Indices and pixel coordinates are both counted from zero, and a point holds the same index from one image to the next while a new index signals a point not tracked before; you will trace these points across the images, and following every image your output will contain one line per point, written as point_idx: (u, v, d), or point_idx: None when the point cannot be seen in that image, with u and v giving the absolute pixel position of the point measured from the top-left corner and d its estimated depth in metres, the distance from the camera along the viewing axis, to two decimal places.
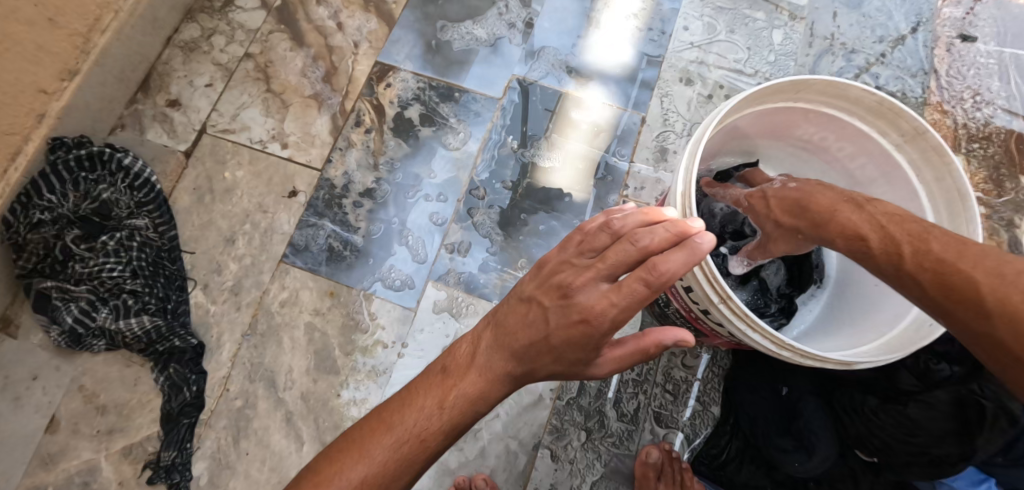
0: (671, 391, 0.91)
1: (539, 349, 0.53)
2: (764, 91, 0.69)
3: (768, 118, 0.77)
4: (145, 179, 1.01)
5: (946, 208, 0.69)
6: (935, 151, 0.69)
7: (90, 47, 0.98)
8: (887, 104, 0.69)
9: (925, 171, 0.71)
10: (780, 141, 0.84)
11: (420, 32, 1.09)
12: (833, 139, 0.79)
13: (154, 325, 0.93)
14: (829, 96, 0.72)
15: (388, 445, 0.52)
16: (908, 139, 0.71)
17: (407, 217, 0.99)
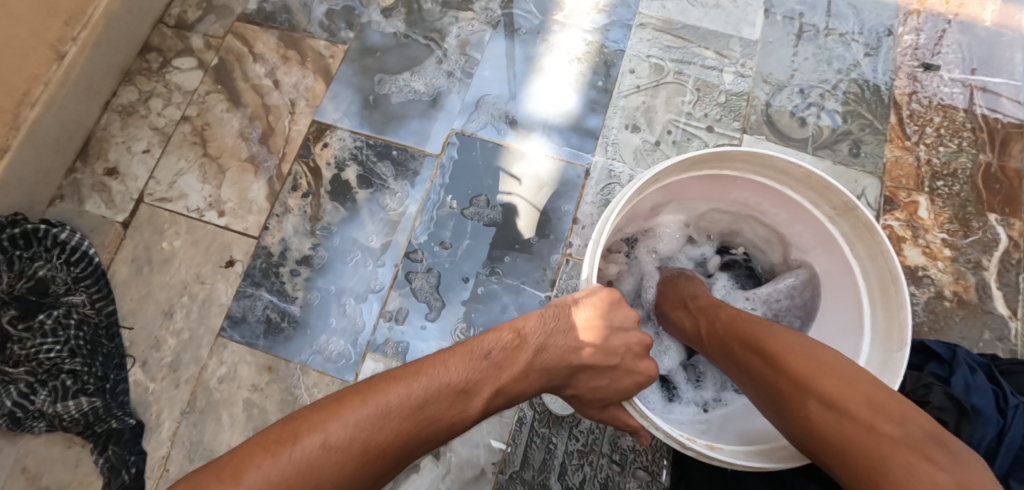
0: (618, 461, 0.87)
1: (438, 417, 0.55)
2: (691, 163, 0.71)
3: (703, 185, 0.79)
4: (82, 253, 0.99)
5: (879, 285, 0.70)
6: (865, 228, 0.70)
7: (19, 122, 0.96)
8: (816, 178, 0.71)
9: (859, 248, 0.72)
10: (717, 204, 0.85)
11: (357, 87, 1.07)
12: (768, 206, 0.80)
13: (92, 407, 0.91)
14: (758, 166, 0.74)
15: (301, 461, 0.47)
16: (838, 211, 0.73)
17: (344, 284, 0.97)
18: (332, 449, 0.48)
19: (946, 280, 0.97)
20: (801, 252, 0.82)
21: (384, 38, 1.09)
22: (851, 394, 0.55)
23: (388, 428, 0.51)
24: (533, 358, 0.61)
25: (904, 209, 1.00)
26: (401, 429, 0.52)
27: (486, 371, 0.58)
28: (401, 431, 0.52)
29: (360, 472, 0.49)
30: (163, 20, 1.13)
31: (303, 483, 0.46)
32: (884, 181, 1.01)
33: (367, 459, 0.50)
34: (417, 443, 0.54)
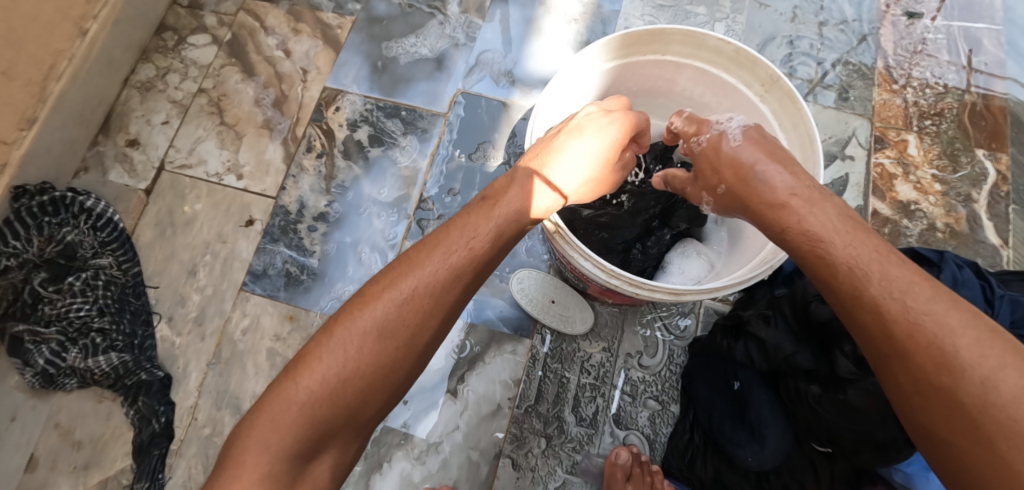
0: (630, 392, 0.91)
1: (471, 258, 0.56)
2: (616, 43, 0.70)
3: (638, 76, 0.76)
4: (108, 219, 1.04)
5: (801, 153, 0.67)
6: (789, 97, 0.67)
7: (46, 94, 1.00)
8: (743, 52, 0.68)
9: (784, 122, 0.69)
10: (671, 101, 0.82)
11: (365, 54, 1.12)
12: (713, 95, 0.76)
13: (121, 361, 0.96)
14: (692, 47, 0.72)
15: (347, 337, 0.51)
16: (768, 88, 0.69)
17: (360, 236, 1.01)
18: (366, 307, 0.53)
19: (938, 213, 1.00)
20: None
21: (389, 8, 1.14)
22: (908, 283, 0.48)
23: (408, 273, 0.54)
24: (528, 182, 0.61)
25: (894, 148, 1.04)
26: (421, 269, 0.54)
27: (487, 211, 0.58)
28: (424, 270, 0.54)
29: (394, 310, 0.53)
30: (177, 1, 1.19)
31: (351, 342, 0.51)
32: (873, 122, 1.05)
33: (399, 301, 0.53)
34: (451, 279, 0.54)
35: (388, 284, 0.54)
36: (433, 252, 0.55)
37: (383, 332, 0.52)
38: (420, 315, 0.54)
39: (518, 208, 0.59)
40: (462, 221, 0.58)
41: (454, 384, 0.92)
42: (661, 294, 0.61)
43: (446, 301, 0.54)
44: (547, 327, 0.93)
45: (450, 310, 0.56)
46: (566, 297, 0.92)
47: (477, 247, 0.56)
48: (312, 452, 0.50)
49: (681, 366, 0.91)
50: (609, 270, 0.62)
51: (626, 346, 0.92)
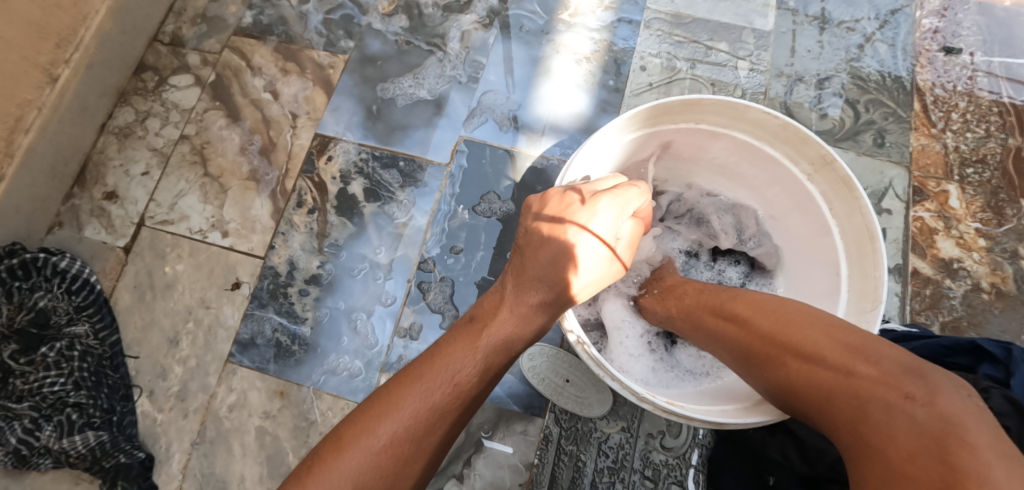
0: (651, 477, 0.83)
1: (461, 391, 0.48)
2: (645, 114, 0.62)
3: (665, 144, 0.69)
4: (83, 281, 0.96)
5: (856, 245, 0.61)
6: (844, 182, 0.60)
7: (14, 148, 0.93)
8: (792, 129, 0.61)
9: (836, 207, 0.63)
10: (695, 167, 0.73)
11: (359, 98, 1.03)
12: (747, 166, 0.69)
13: (98, 441, 0.88)
14: (731, 119, 0.64)
15: None
16: (818, 167, 0.63)
17: (356, 303, 0.93)
18: (340, 458, 0.45)
19: (982, 272, 0.92)
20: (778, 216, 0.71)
21: (385, 46, 1.05)
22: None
23: (388, 415, 0.46)
24: (520, 300, 0.53)
25: (934, 200, 0.96)
26: (399, 411, 0.46)
27: (475, 337, 0.51)
28: (403, 412, 0.46)
29: (374, 458, 0.45)
30: (157, 38, 1.10)
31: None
32: (911, 170, 0.97)
33: (376, 450, 0.45)
34: (435, 420, 0.47)
35: (367, 426, 0.46)
36: (414, 391, 0.47)
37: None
38: (399, 464, 0.46)
39: (508, 333, 0.52)
40: (450, 347, 0.50)
41: (460, 468, 0.85)
42: (701, 422, 0.53)
43: (428, 445, 0.47)
44: (559, 407, 0.85)
45: (434, 454, 0.48)
46: (581, 377, 0.84)
47: (463, 382, 0.48)
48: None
49: (707, 448, 0.84)
50: (641, 392, 0.53)
51: (646, 426, 0.85)
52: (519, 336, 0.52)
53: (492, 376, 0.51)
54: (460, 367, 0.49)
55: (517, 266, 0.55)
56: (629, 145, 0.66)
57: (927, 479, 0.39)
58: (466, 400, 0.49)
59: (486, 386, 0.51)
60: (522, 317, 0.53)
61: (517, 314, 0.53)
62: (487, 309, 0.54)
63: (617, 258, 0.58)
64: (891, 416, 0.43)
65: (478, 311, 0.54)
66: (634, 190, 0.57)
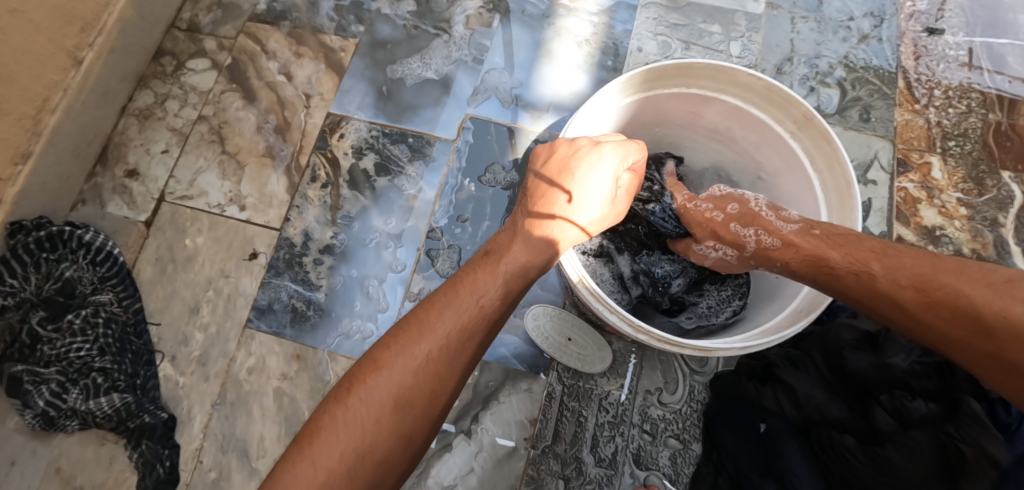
0: (649, 431, 0.88)
1: (487, 313, 0.53)
2: (640, 77, 0.67)
3: (659, 109, 0.73)
4: (107, 253, 1.00)
5: (837, 196, 0.66)
6: (824, 138, 0.66)
7: (41, 127, 0.97)
8: (775, 89, 0.66)
9: (818, 162, 0.67)
10: (690, 132, 0.78)
11: (370, 79, 1.08)
12: (737, 128, 0.74)
13: (123, 402, 0.92)
14: (720, 82, 0.69)
15: (364, 406, 0.48)
16: (801, 125, 0.68)
17: (368, 271, 0.98)
18: (379, 374, 0.49)
19: (963, 238, 0.97)
20: (766, 176, 0.76)
21: (394, 30, 1.11)
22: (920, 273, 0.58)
23: (421, 335, 0.51)
24: (531, 234, 0.58)
25: (918, 171, 1.00)
26: (433, 331, 0.51)
27: (493, 267, 0.56)
28: (435, 333, 0.51)
29: (412, 373, 0.50)
30: (175, 24, 1.15)
31: (364, 416, 0.48)
32: (896, 144, 1.02)
33: (414, 367, 0.50)
34: (464, 339, 0.52)
35: (403, 346, 0.51)
36: (444, 314, 0.52)
37: (398, 401, 0.49)
38: (434, 380, 0.50)
39: (524, 262, 0.57)
40: (470, 276, 0.55)
41: (468, 424, 0.89)
42: (692, 351, 0.58)
43: (461, 363, 0.52)
44: (563, 366, 0.90)
45: (466, 372, 0.53)
46: (584, 336, 0.90)
47: (487, 304, 0.53)
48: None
49: (702, 404, 0.88)
50: (636, 324, 0.58)
51: (645, 383, 0.89)
52: (534, 265, 0.57)
53: (513, 299, 0.56)
54: (483, 292, 0.54)
55: (529, 207, 0.60)
56: (626, 110, 0.71)
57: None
58: (491, 321, 0.54)
59: (507, 310, 0.56)
60: (534, 248, 0.57)
61: (531, 246, 0.58)
62: (500, 243, 0.58)
63: (615, 205, 0.62)
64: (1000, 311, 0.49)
65: (493, 246, 0.58)
66: (634, 145, 0.62)
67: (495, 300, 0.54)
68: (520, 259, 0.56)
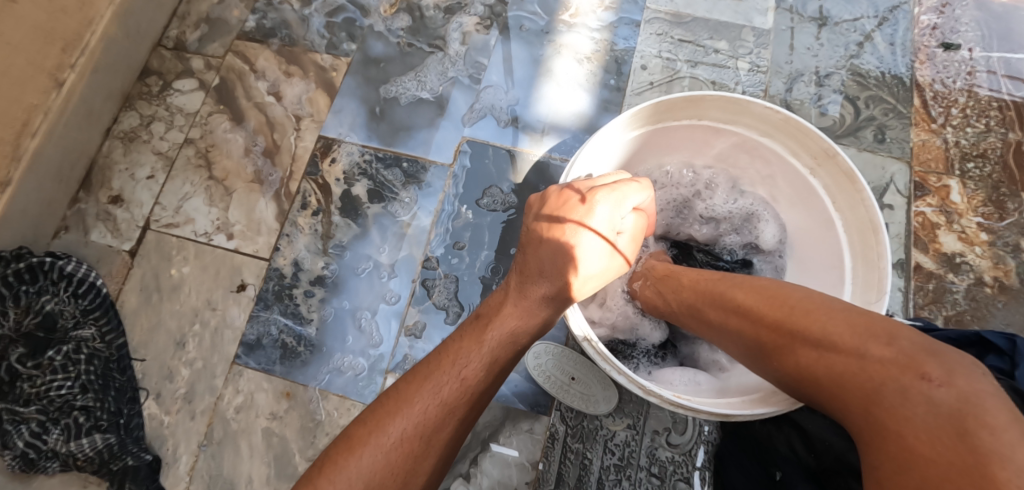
0: (658, 475, 0.83)
1: (469, 386, 0.49)
2: (648, 111, 0.62)
3: (667, 141, 0.69)
4: (90, 285, 0.96)
5: (858, 237, 0.61)
6: (845, 175, 0.61)
7: (21, 152, 0.94)
8: (793, 122, 0.62)
9: (838, 199, 0.63)
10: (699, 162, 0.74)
11: (362, 100, 1.04)
12: (749, 160, 0.70)
13: (106, 443, 0.88)
14: (732, 114, 0.65)
15: None
16: (819, 160, 0.63)
17: (361, 303, 0.93)
18: (352, 455, 0.45)
19: (985, 265, 0.93)
20: (779, 210, 0.72)
21: (387, 48, 1.06)
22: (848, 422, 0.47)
23: (397, 413, 0.47)
24: (520, 296, 0.54)
25: (936, 194, 0.96)
26: (411, 407, 0.47)
27: (479, 333, 0.52)
28: (414, 410, 0.47)
29: (387, 457, 0.45)
30: (160, 43, 1.11)
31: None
32: (912, 166, 0.97)
33: (388, 449, 0.45)
34: (444, 416, 0.47)
35: (380, 425, 0.46)
36: (425, 387, 0.48)
37: (369, 489, 0.44)
38: (410, 464, 0.46)
39: (514, 327, 0.52)
40: (454, 344, 0.51)
41: (466, 467, 0.85)
42: (706, 416, 0.55)
43: (440, 444, 0.47)
44: (565, 405, 0.85)
45: (446, 452, 0.48)
46: (587, 374, 0.85)
47: (470, 377, 0.49)
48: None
49: (713, 444, 0.84)
50: (647, 386, 0.54)
51: (652, 423, 0.85)
52: (522, 331, 0.53)
53: (501, 372, 0.51)
54: (466, 362, 0.49)
55: (522, 264, 0.56)
56: (633, 143, 0.66)
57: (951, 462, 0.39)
58: (476, 395, 0.49)
59: (493, 382, 0.51)
60: (522, 310, 0.53)
61: (521, 308, 0.53)
62: (489, 308, 0.55)
63: (620, 252, 0.59)
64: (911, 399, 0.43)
65: (483, 311, 0.55)
66: (636, 185, 0.58)
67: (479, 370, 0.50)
68: (504, 326, 0.52)
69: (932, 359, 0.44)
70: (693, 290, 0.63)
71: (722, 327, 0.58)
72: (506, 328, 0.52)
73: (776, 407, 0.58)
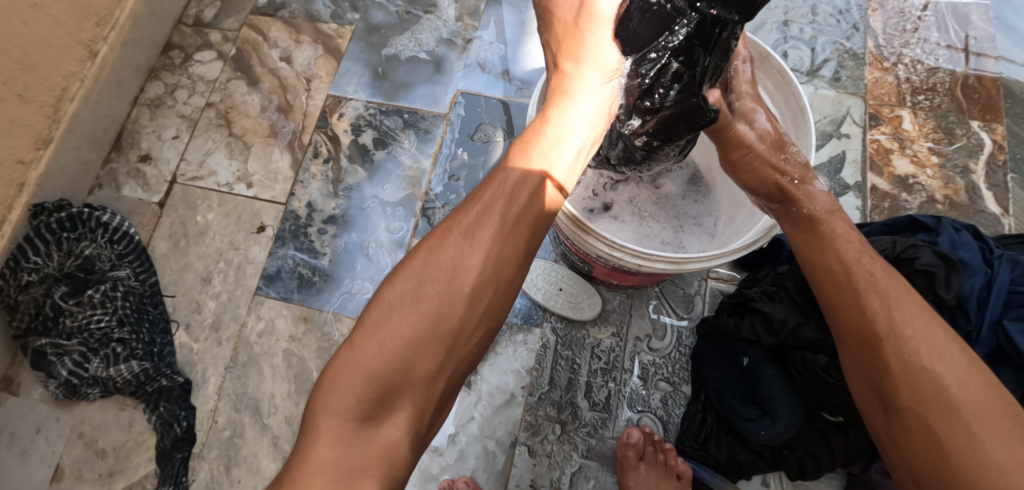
0: (641, 376, 0.93)
1: (509, 196, 0.59)
2: None
3: None
4: (123, 232, 1.06)
5: (792, 123, 0.77)
6: (779, 74, 0.77)
7: (60, 115, 1.02)
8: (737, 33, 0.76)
9: (775, 97, 0.78)
10: None
11: (367, 61, 1.15)
12: None
13: (141, 369, 0.98)
14: None
15: (400, 291, 0.55)
16: (759, 67, 0.79)
17: (370, 236, 1.05)
18: (414, 261, 0.57)
19: (936, 185, 1.02)
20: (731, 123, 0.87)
21: (387, 16, 1.17)
22: (911, 367, 0.53)
23: (447, 229, 0.58)
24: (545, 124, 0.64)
25: (889, 124, 1.06)
26: (459, 222, 0.58)
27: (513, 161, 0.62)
28: (459, 222, 0.58)
29: (438, 264, 0.56)
30: (181, 20, 1.22)
31: (396, 298, 0.55)
32: (867, 100, 1.07)
33: (437, 252, 0.57)
34: (489, 221, 0.57)
35: (434, 240, 0.58)
36: (475, 204, 0.59)
37: (428, 283, 0.55)
38: (460, 261, 0.56)
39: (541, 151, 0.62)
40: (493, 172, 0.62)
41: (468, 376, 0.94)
42: (660, 263, 0.69)
43: (487, 243, 0.57)
44: (555, 316, 0.95)
45: (496, 249, 0.57)
46: (572, 285, 0.95)
47: (511, 190, 0.59)
48: (374, 414, 0.52)
49: (690, 346, 0.93)
50: (610, 242, 0.70)
51: (634, 330, 0.94)
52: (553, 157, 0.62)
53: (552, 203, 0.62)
54: (502, 184, 0.60)
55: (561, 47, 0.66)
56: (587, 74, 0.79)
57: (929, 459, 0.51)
58: (516, 201, 0.59)
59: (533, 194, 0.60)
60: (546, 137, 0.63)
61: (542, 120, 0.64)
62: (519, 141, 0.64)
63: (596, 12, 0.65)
64: (932, 405, 0.51)
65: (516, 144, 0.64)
66: None
67: (516, 185, 0.59)
68: (527, 170, 0.60)
69: (999, 436, 0.49)
70: (850, 244, 0.61)
71: (835, 268, 0.60)
72: (530, 167, 0.61)
73: (724, 258, 0.68)
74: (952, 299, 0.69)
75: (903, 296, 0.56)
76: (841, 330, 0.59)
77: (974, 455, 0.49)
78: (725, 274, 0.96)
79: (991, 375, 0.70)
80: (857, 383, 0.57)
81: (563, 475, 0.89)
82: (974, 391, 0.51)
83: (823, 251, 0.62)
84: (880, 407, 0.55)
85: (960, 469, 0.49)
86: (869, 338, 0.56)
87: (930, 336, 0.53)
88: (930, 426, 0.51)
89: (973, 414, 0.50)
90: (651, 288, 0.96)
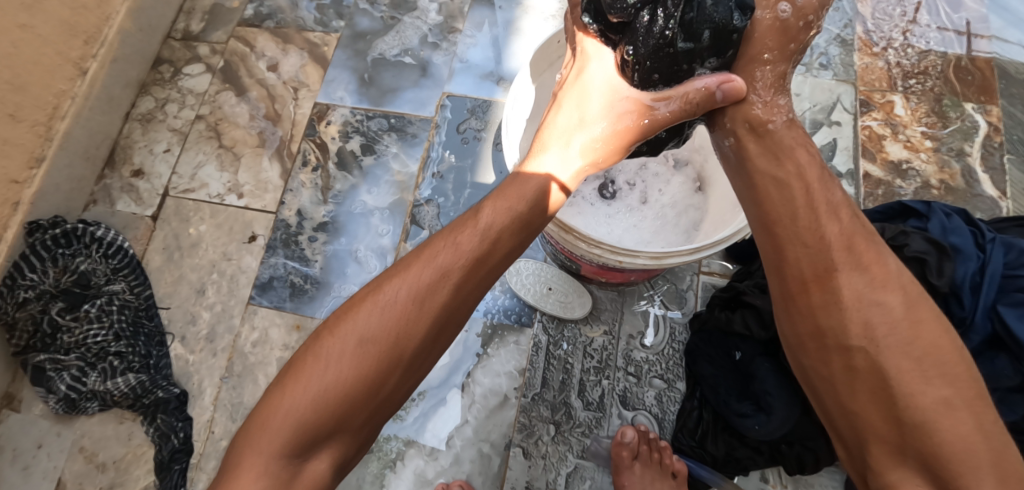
0: (634, 373, 0.92)
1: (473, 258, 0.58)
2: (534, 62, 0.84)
3: None
4: (118, 247, 1.06)
5: None
6: None
7: (53, 133, 1.03)
8: None
9: None
10: None
11: (353, 68, 1.15)
12: None
13: (138, 381, 0.98)
14: None
15: (339, 347, 0.54)
16: None
17: (358, 240, 1.05)
18: (360, 312, 0.55)
19: (930, 170, 1.00)
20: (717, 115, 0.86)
21: (372, 22, 1.17)
22: (866, 301, 0.52)
23: (400, 283, 0.57)
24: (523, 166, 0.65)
25: (881, 110, 1.04)
26: (410, 277, 0.57)
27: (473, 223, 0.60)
28: (408, 281, 0.57)
29: (382, 326, 0.55)
30: (170, 35, 1.23)
31: (332, 353, 0.54)
32: (858, 87, 1.06)
33: (380, 310, 0.55)
34: (439, 280, 0.57)
35: (377, 292, 0.57)
36: (429, 256, 0.58)
37: (366, 340, 0.55)
38: (408, 321, 0.55)
39: (505, 207, 0.61)
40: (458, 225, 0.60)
41: (462, 379, 0.94)
42: (643, 259, 0.69)
43: (438, 307, 0.56)
44: (546, 315, 0.95)
45: (446, 314, 0.57)
46: (563, 285, 0.95)
47: (467, 248, 0.58)
48: (303, 456, 0.53)
49: (683, 342, 0.92)
50: (592, 240, 0.69)
51: (627, 328, 0.94)
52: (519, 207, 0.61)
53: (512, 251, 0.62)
54: (460, 243, 0.59)
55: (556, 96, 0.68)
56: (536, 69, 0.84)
57: (866, 402, 0.51)
58: (474, 264, 0.58)
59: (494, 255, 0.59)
60: (509, 196, 0.61)
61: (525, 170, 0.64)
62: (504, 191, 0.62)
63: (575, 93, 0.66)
64: (876, 345, 0.51)
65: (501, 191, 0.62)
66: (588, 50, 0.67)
67: (475, 243, 0.59)
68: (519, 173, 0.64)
69: (946, 369, 0.49)
70: (801, 169, 0.60)
71: (794, 191, 0.58)
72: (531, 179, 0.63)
73: (703, 250, 0.68)
74: (943, 285, 0.67)
75: (857, 226, 0.56)
76: (788, 260, 0.56)
77: (922, 396, 0.49)
78: (718, 268, 0.95)
79: (987, 362, 0.68)
80: (796, 322, 0.56)
81: (558, 476, 0.88)
82: (923, 324, 0.51)
83: (781, 163, 0.60)
84: (815, 345, 0.54)
85: (908, 411, 0.49)
86: (823, 273, 0.54)
87: (883, 267, 0.54)
88: (877, 363, 0.51)
89: (917, 349, 0.50)
90: (642, 284, 0.95)
